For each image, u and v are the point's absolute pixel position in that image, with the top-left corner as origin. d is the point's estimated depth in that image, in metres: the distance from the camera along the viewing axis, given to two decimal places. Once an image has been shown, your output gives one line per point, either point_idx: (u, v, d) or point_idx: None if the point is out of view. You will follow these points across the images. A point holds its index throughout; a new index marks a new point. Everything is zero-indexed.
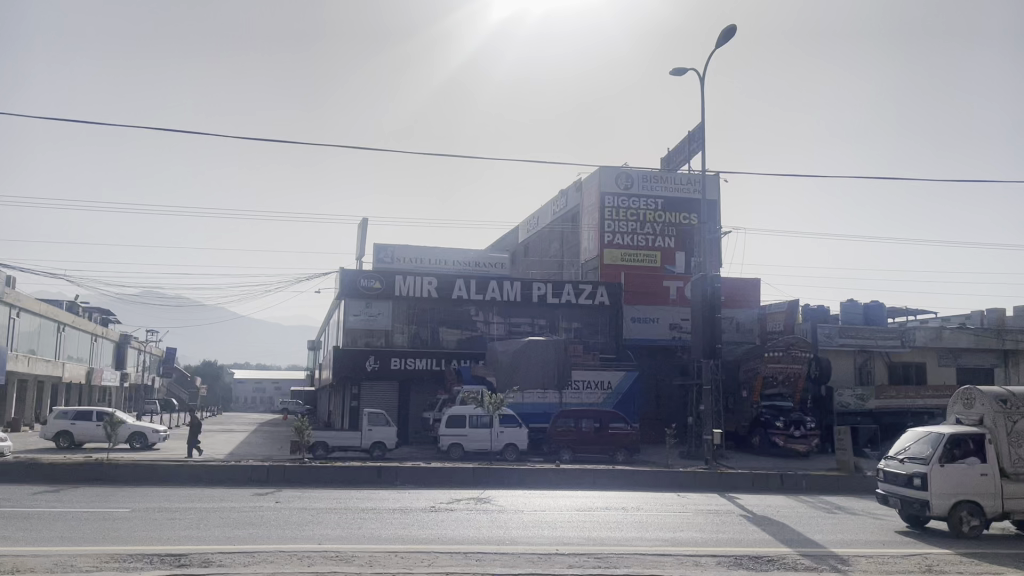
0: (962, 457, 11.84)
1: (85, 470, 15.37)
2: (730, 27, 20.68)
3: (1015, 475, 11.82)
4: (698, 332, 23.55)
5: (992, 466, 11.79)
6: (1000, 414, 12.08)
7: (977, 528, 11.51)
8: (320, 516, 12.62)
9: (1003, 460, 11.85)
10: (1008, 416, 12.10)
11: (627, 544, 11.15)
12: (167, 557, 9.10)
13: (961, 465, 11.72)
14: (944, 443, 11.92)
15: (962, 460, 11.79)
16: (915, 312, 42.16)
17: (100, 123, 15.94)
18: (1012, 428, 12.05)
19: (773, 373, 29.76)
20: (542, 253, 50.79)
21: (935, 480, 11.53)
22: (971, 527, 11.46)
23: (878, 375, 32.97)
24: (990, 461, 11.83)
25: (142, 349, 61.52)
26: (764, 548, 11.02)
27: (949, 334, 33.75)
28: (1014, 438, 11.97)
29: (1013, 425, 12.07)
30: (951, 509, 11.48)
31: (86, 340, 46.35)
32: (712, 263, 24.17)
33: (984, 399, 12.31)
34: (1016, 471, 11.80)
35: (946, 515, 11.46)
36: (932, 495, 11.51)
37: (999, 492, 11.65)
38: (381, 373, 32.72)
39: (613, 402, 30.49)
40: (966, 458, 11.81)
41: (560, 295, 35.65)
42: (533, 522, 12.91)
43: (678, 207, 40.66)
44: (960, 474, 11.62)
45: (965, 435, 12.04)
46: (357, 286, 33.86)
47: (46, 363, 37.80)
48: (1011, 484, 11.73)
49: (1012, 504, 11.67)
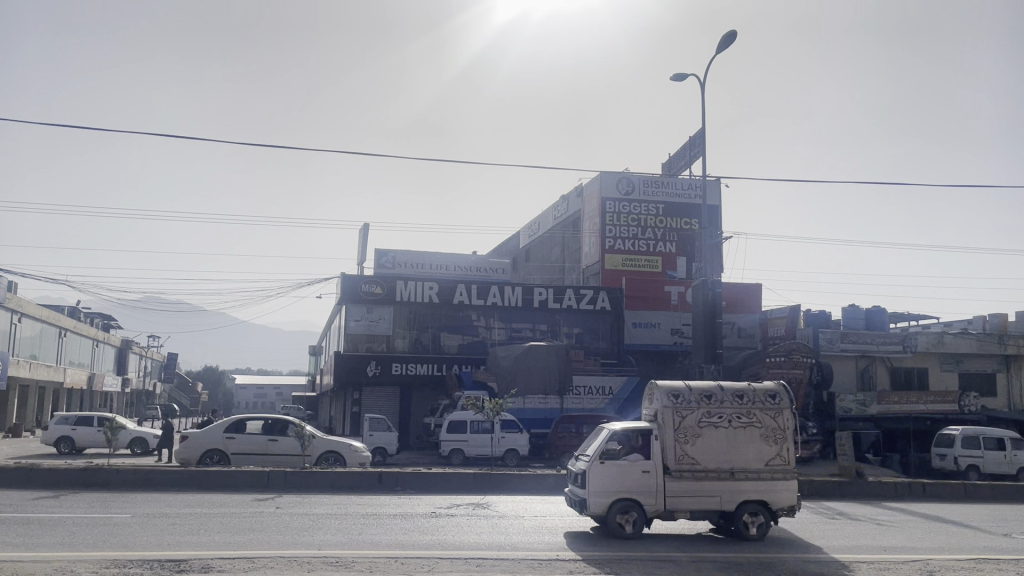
0: (627, 453, 11.06)
1: (85, 475, 15.41)
2: (728, 33, 20.69)
3: (678, 473, 11.04)
4: (698, 337, 23.50)
5: (655, 463, 11.02)
6: (669, 410, 11.19)
7: (640, 527, 10.84)
8: (320, 522, 12.64)
9: (665, 456, 11.07)
10: (679, 412, 11.23)
11: (627, 551, 11.12)
12: (168, 562, 9.11)
13: (623, 461, 10.95)
14: (609, 437, 11.15)
15: (625, 456, 11.02)
16: (918, 317, 42.07)
17: (99, 130, 16.01)
18: (682, 424, 11.19)
19: (774, 379, 29.76)
20: (544, 258, 50.77)
21: (592, 479, 10.81)
22: (631, 526, 10.77)
23: (880, 380, 32.88)
24: (654, 457, 11.05)
25: (143, 354, 61.68)
26: (766, 554, 10.98)
27: (952, 339, 33.60)
28: (682, 434, 11.14)
29: (682, 420, 11.21)
30: (608, 509, 10.77)
31: (87, 345, 46.55)
32: (711, 268, 24.14)
33: (656, 394, 11.38)
34: (677, 468, 11.01)
35: (604, 515, 10.76)
36: (589, 494, 10.80)
37: (661, 489, 10.93)
38: (382, 378, 32.86)
39: (615, 408, 30.44)
40: (629, 454, 11.05)
41: (561, 300, 35.69)
42: (533, 527, 12.93)
43: (679, 212, 40.72)
44: (615, 471, 10.86)
45: (631, 430, 11.28)
46: (358, 291, 34.04)
47: (47, 368, 37.96)
48: (671, 482, 10.98)
49: (671, 502, 10.94)
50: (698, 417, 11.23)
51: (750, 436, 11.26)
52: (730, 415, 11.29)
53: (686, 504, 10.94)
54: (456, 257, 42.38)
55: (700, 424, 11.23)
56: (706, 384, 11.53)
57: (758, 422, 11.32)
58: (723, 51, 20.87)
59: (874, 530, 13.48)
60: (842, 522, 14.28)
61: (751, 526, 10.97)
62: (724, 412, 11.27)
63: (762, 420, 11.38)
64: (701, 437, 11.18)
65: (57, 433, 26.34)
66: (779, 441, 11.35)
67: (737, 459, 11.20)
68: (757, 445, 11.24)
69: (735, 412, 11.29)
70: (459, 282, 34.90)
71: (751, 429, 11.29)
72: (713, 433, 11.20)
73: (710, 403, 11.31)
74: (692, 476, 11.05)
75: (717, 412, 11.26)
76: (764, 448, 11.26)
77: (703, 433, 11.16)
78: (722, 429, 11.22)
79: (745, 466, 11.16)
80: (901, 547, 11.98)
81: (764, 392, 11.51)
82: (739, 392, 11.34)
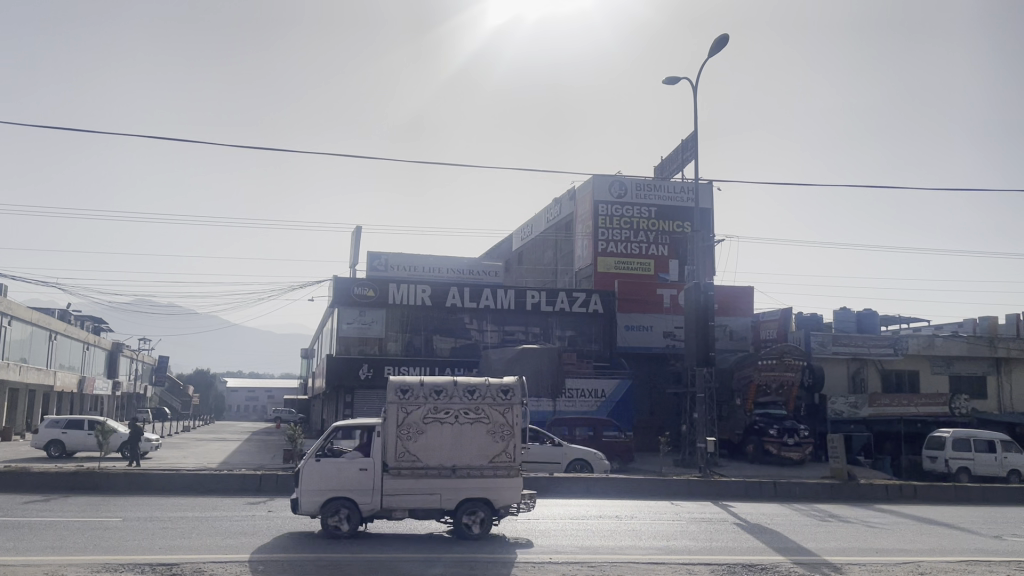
0: (346, 450, 10.89)
1: (76, 479, 15.36)
2: (720, 37, 20.78)
3: (397, 471, 10.70)
4: (691, 340, 23.53)
5: (373, 461, 10.78)
6: (392, 406, 10.68)
7: (354, 526, 10.68)
8: (313, 526, 12.62)
9: (385, 454, 10.70)
10: (404, 407, 10.73)
11: (620, 553, 11.14)
12: (159, 566, 9.09)
13: (340, 459, 10.79)
14: (331, 435, 11.02)
15: (344, 454, 10.85)
16: (909, 320, 42.22)
17: (91, 133, 16.00)
18: (406, 420, 10.72)
19: (767, 382, 29.86)
20: (537, 261, 50.79)
21: (305, 478, 10.71)
22: (343, 525, 10.62)
23: (871, 383, 33.00)
24: (373, 455, 10.81)
25: (134, 357, 61.48)
26: (757, 557, 11.02)
27: (942, 342, 33.75)
28: (405, 431, 10.70)
29: (407, 415, 10.73)
30: (320, 507, 10.66)
31: (79, 349, 46.41)
32: (704, 272, 24.19)
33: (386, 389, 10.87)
34: (396, 466, 10.67)
35: (315, 513, 10.67)
36: (302, 493, 10.71)
37: (377, 487, 10.69)
38: (374, 381, 32.81)
39: (607, 411, 30.47)
40: (348, 451, 10.83)
41: (554, 303, 35.71)
42: (525, 530, 12.93)
43: (671, 215, 40.81)
44: (330, 469, 10.70)
45: (360, 427, 11.04)
46: (351, 294, 34.03)
47: (37, 371, 37.83)
48: (389, 480, 10.69)
49: (389, 501, 10.67)
50: (423, 413, 10.73)
51: (476, 433, 10.82)
52: (458, 410, 10.80)
53: (403, 503, 10.67)
54: (449, 260, 42.37)
55: (425, 420, 10.74)
56: (439, 377, 10.98)
57: (488, 418, 10.84)
58: (715, 54, 20.96)
59: (866, 532, 13.51)
60: (834, 525, 14.31)
61: (473, 523, 10.82)
62: (451, 408, 10.78)
63: (492, 416, 10.91)
64: (425, 433, 10.73)
65: (47, 436, 26.25)
66: (507, 437, 10.90)
67: (460, 456, 10.81)
68: (480, 442, 10.81)
69: (464, 409, 10.79)
70: (452, 285, 34.90)
71: (478, 425, 10.84)
72: (438, 429, 10.74)
73: (438, 399, 10.76)
74: (411, 473, 10.72)
75: (444, 408, 10.76)
76: (489, 445, 10.84)
77: (426, 430, 10.70)
78: (447, 426, 10.77)
79: (467, 463, 10.78)
80: (892, 549, 12.02)
81: (496, 387, 10.96)
82: (469, 387, 10.81)
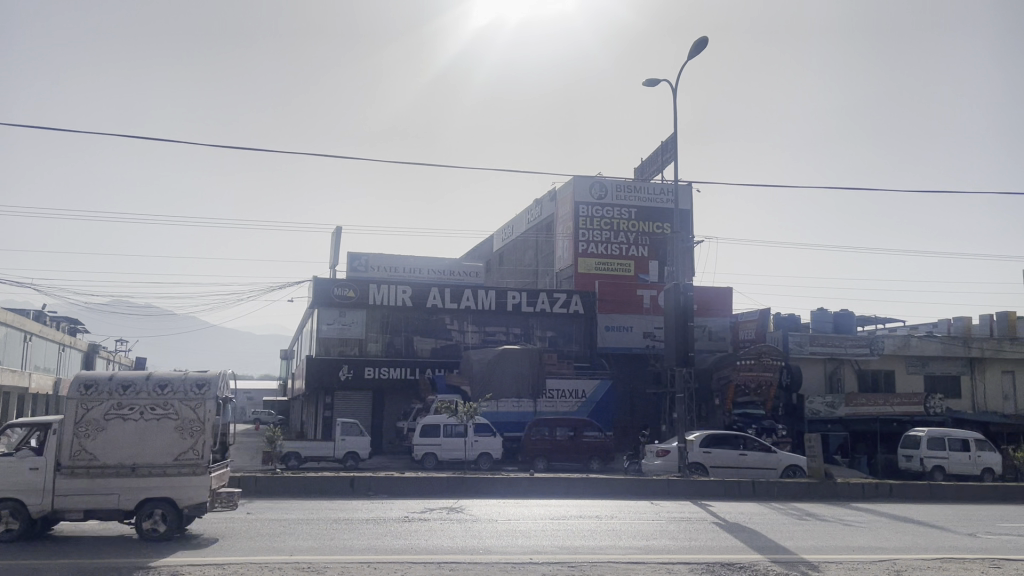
0: (21, 449, 10.50)
1: None
2: (701, 39, 20.92)
3: (70, 469, 10.44)
4: (670, 340, 23.63)
5: (45, 459, 10.41)
6: (71, 401, 10.57)
7: (20, 529, 10.20)
8: (293, 527, 12.55)
9: (58, 453, 10.44)
10: (83, 403, 10.59)
11: (599, 553, 11.19)
12: (136, 569, 9.00)
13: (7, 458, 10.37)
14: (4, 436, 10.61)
15: (16, 452, 10.45)
16: (885, 320, 42.69)
17: (67, 131, 15.83)
18: (85, 416, 10.58)
19: (745, 382, 30.12)
20: (517, 262, 50.81)
21: None
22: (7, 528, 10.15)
23: (847, 383, 33.36)
24: (45, 453, 10.44)
25: (110, 358, 60.75)
26: (735, 555, 11.13)
27: (917, 342, 34.16)
28: (82, 428, 10.52)
29: (86, 412, 10.59)
30: None
31: (53, 350, 45.81)
32: (683, 273, 24.32)
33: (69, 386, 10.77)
34: (69, 465, 10.43)
35: None
36: None
37: (47, 486, 10.32)
38: (354, 382, 32.70)
39: (587, 411, 30.55)
40: (19, 450, 10.44)
41: (534, 303, 35.76)
42: (506, 530, 12.95)
43: (651, 217, 41.02)
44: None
45: (26, 425, 10.68)
46: (331, 295, 33.88)
47: (11, 373, 37.31)
48: (61, 479, 10.40)
49: (59, 501, 10.34)
50: (104, 409, 10.64)
51: (162, 429, 10.71)
52: (143, 406, 10.77)
53: (73, 503, 10.37)
54: (429, 260, 42.29)
55: (107, 417, 10.64)
56: (130, 373, 10.96)
57: (176, 414, 10.80)
58: (694, 57, 21.10)
59: (843, 530, 13.65)
60: (812, 523, 14.44)
61: (153, 524, 10.44)
62: (135, 404, 10.73)
63: (182, 412, 10.87)
64: (105, 430, 10.59)
65: None
66: (196, 434, 10.79)
67: (144, 453, 10.68)
68: (166, 437, 10.70)
69: (149, 404, 10.76)
70: (433, 286, 34.85)
71: (166, 421, 10.75)
72: (117, 424, 10.62)
73: (121, 394, 10.71)
74: (85, 472, 10.47)
75: (127, 404, 10.70)
76: (176, 442, 10.73)
77: (106, 426, 10.56)
78: (130, 421, 10.66)
79: (149, 459, 10.63)
80: (869, 547, 12.16)
81: (191, 381, 11.00)
82: (157, 383, 10.79)
